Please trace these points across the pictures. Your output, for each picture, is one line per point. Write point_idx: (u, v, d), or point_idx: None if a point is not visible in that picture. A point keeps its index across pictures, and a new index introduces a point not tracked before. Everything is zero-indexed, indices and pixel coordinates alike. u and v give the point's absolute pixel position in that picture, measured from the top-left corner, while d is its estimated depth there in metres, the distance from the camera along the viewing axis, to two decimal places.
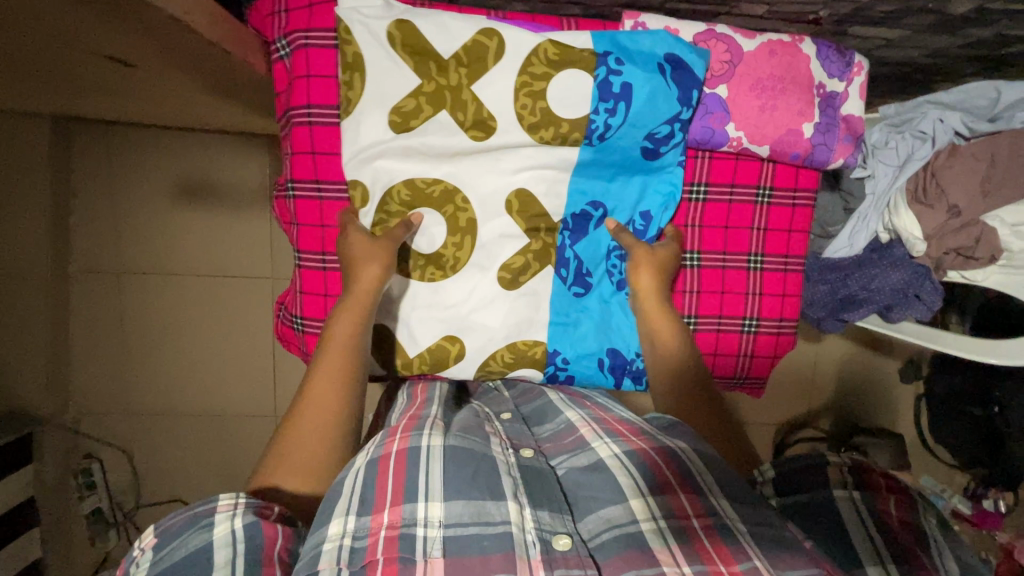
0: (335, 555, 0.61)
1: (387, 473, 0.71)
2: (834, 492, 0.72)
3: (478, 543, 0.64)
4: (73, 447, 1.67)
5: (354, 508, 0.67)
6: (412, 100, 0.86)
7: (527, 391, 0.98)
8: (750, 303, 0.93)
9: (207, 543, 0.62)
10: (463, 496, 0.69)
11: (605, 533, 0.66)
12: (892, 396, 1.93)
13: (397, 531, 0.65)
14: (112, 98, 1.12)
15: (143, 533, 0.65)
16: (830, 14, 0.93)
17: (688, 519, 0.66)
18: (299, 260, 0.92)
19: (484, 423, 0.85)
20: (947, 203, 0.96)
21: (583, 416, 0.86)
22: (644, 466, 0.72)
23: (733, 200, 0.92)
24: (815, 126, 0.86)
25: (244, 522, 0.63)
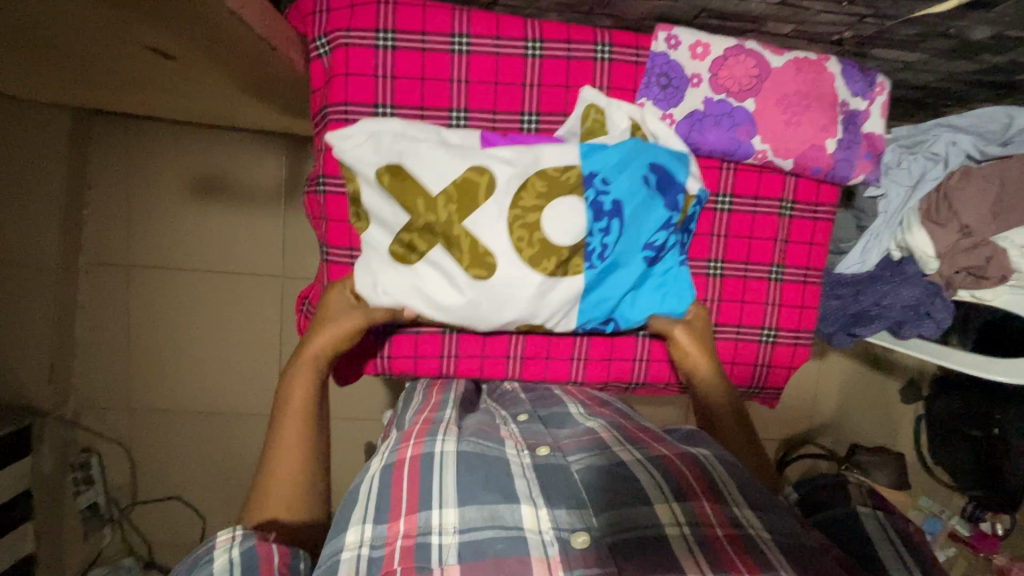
0: (355, 564, 0.63)
1: (402, 480, 0.72)
2: (858, 507, 0.74)
3: (493, 547, 0.64)
4: (72, 441, 1.65)
5: (371, 516, 0.68)
6: (408, 231, 0.80)
7: (545, 396, 0.98)
8: (769, 313, 0.91)
9: (205, 574, 0.60)
10: (477, 501, 0.69)
11: (627, 533, 0.66)
12: (893, 415, 1.95)
13: (413, 540, 0.64)
14: (139, 90, 1.13)
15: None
16: (853, 36, 0.96)
17: (712, 526, 0.65)
18: (328, 255, 0.89)
19: (500, 426, 0.86)
20: (959, 223, 0.98)
21: (602, 423, 0.86)
22: (669, 472, 0.73)
23: (756, 211, 0.88)
24: (837, 142, 0.85)
25: (242, 550, 0.62)
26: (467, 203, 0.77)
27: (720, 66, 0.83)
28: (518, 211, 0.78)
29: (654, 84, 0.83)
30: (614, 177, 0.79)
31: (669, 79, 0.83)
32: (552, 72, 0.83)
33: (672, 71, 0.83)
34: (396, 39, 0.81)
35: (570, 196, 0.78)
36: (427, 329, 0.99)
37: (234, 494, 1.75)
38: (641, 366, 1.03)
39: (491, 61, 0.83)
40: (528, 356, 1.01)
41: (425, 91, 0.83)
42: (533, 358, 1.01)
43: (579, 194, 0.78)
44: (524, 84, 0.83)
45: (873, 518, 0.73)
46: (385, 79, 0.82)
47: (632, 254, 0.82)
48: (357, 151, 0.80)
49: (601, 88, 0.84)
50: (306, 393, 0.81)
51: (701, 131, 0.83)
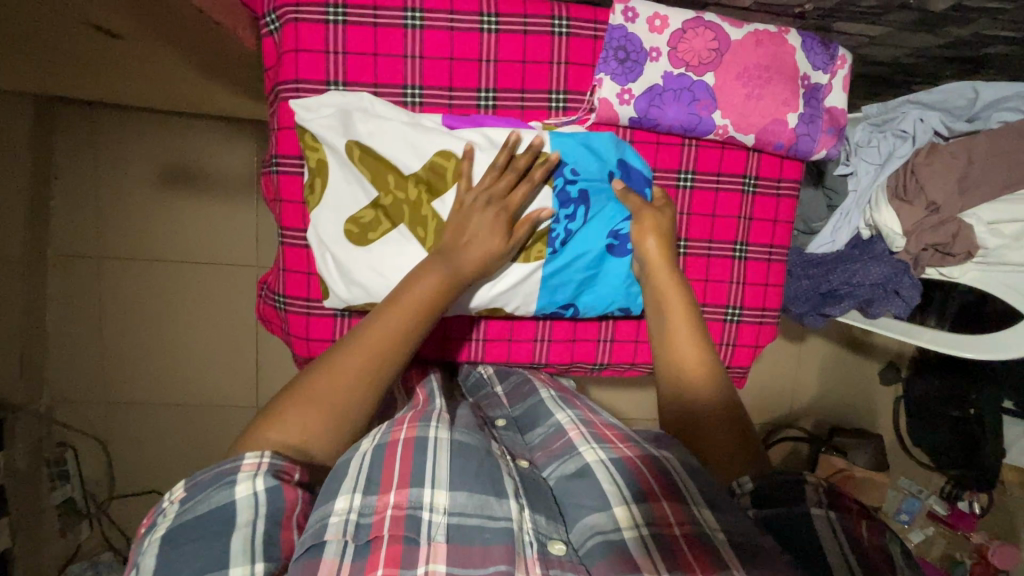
0: (343, 528, 0.60)
1: (394, 458, 0.68)
2: (811, 510, 0.68)
3: (480, 536, 0.64)
4: (47, 436, 1.63)
5: (361, 484, 0.65)
6: (371, 211, 0.81)
7: (519, 385, 0.98)
8: (733, 292, 0.89)
9: (229, 502, 0.60)
10: (468, 487, 0.67)
11: (590, 540, 0.67)
12: (873, 397, 1.96)
13: (403, 511, 0.63)
14: (100, 73, 1.10)
15: (175, 484, 0.64)
16: (816, 9, 0.95)
17: (670, 526, 0.66)
18: (282, 236, 0.85)
19: (483, 424, 0.84)
20: (926, 199, 0.98)
21: (571, 417, 0.86)
22: (629, 475, 0.73)
23: (719, 189, 0.86)
24: (799, 116, 0.82)
25: (265, 486, 0.61)
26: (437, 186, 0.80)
27: (679, 39, 0.80)
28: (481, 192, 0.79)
29: (611, 58, 0.81)
30: (583, 167, 0.82)
31: (627, 52, 0.80)
32: (509, 45, 0.82)
33: (630, 43, 0.80)
34: (347, 14, 0.79)
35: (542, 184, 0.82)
36: None
37: None
38: (605, 347, 1.03)
39: (445, 36, 0.81)
40: (492, 336, 1.00)
41: (379, 67, 0.81)
42: (496, 340, 1.00)
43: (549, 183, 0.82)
44: (481, 59, 0.82)
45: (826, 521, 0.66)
46: (337, 55, 0.79)
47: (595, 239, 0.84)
48: (325, 124, 0.79)
49: (559, 63, 0.83)
50: (389, 334, 0.73)
51: (660, 106, 0.81)
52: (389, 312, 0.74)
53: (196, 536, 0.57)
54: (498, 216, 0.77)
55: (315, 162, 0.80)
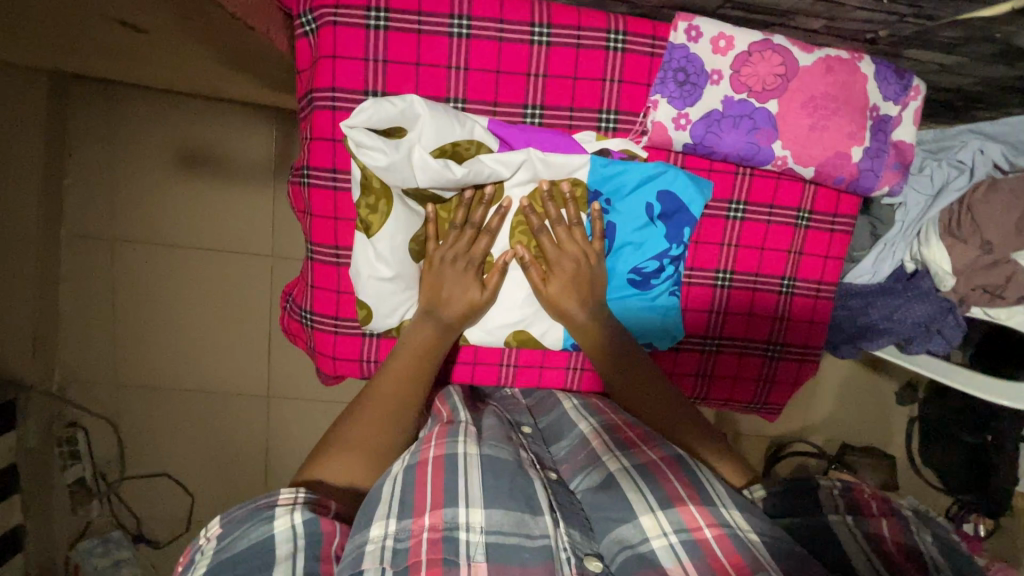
0: (379, 556, 0.55)
1: (426, 476, 0.64)
2: (829, 516, 0.68)
3: (519, 555, 0.57)
4: (59, 414, 1.62)
5: (395, 510, 0.60)
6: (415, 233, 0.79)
7: (544, 401, 0.93)
8: (776, 328, 0.86)
9: (268, 536, 0.56)
10: (504, 505, 0.62)
11: (619, 555, 0.62)
12: (887, 417, 1.93)
13: (439, 533, 0.58)
14: (118, 56, 1.05)
15: (208, 522, 0.61)
16: (889, 34, 0.89)
17: (699, 530, 0.61)
18: (311, 252, 0.82)
19: (511, 434, 0.79)
20: (981, 239, 0.92)
21: (593, 426, 0.80)
22: (655, 482, 0.68)
23: (771, 221, 0.82)
24: (864, 150, 0.78)
25: (303, 518, 0.58)
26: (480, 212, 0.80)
27: (743, 62, 0.75)
28: (524, 219, 0.81)
29: (670, 79, 0.76)
30: (618, 199, 0.80)
31: (686, 74, 0.76)
32: (560, 59, 0.76)
33: (690, 64, 0.75)
34: (389, 18, 0.73)
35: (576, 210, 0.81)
36: None
37: (221, 472, 1.73)
38: None
39: (493, 47, 0.75)
40: (523, 361, 0.93)
41: (420, 78, 0.76)
42: (527, 367, 0.94)
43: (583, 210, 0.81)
44: (529, 73, 0.77)
45: (844, 524, 0.66)
46: (376, 63, 0.74)
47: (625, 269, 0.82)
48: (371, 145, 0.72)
49: (612, 81, 0.77)
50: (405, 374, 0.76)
51: (718, 132, 0.76)
52: (399, 356, 0.77)
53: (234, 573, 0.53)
54: (468, 270, 0.79)
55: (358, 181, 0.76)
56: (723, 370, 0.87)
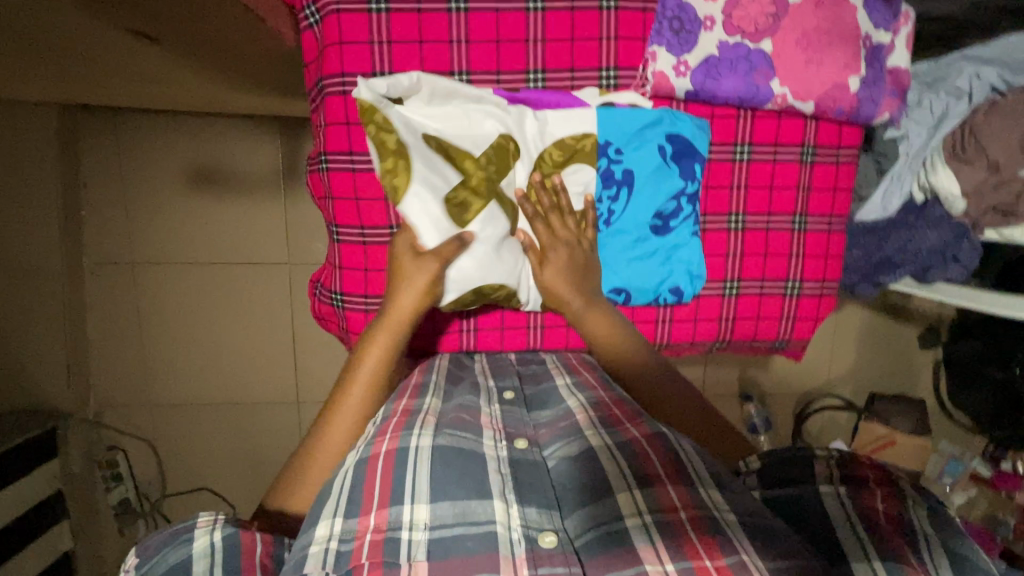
0: (322, 560, 0.57)
1: (375, 476, 0.64)
2: (821, 488, 0.72)
3: (463, 545, 0.58)
4: (98, 439, 1.67)
5: (342, 509, 0.62)
6: (459, 192, 0.77)
7: (537, 372, 0.93)
8: (793, 265, 0.87)
9: (186, 556, 0.60)
10: (449, 497, 0.62)
11: (591, 532, 0.61)
12: (913, 362, 1.92)
13: (382, 534, 0.59)
14: (120, 80, 1.08)
15: (125, 554, 0.64)
16: None
17: (675, 513, 0.61)
18: (336, 235, 0.80)
19: (479, 409, 0.78)
20: (988, 159, 0.93)
21: (580, 401, 0.79)
22: (635, 459, 0.67)
23: (776, 160, 0.84)
24: (860, 79, 0.78)
25: (223, 535, 0.62)
26: (506, 167, 0.79)
27: (733, 6, 0.77)
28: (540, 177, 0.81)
29: (666, 28, 0.77)
30: (628, 148, 0.81)
31: (681, 22, 0.77)
32: (557, 23, 0.78)
33: (684, 13, 0.77)
34: (390, 1, 0.75)
35: (586, 165, 0.81)
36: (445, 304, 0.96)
37: (259, 480, 1.77)
38: None
39: (491, 18, 0.78)
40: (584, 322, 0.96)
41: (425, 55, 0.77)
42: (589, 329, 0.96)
43: (591, 164, 0.81)
44: (528, 39, 0.79)
45: (835, 497, 0.70)
46: (382, 45, 0.76)
47: (639, 215, 0.83)
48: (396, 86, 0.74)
49: (609, 39, 0.79)
50: (376, 369, 0.77)
51: (716, 77, 0.78)
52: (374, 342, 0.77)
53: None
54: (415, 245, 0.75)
55: (392, 143, 0.73)
56: (745, 312, 0.88)
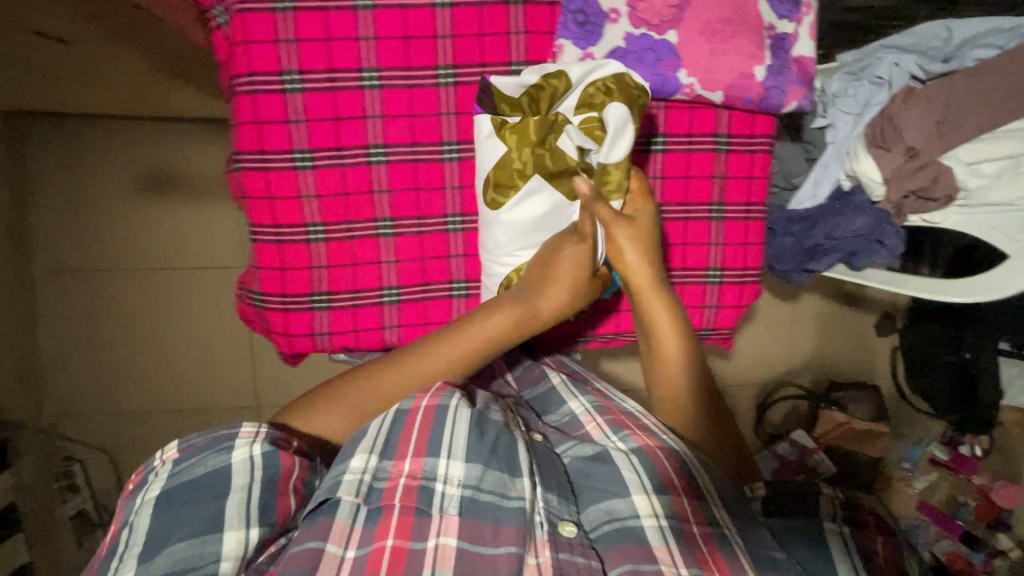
0: (356, 488, 0.65)
1: (414, 426, 0.70)
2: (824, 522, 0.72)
3: (494, 512, 0.67)
4: (53, 450, 1.64)
5: (378, 448, 0.68)
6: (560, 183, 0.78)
7: (529, 372, 1.02)
8: (713, 254, 0.88)
9: (226, 464, 0.64)
10: (484, 460, 0.69)
11: (606, 525, 0.70)
12: (870, 349, 1.96)
13: (417, 481, 0.67)
14: (57, 85, 1.06)
15: (166, 445, 0.67)
16: None
17: (687, 523, 0.69)
18: (253, 234, 0.80)
19: (497, 400, 0.86)
20: (905, 145, 0.96)
21: (586, 406, 0.88)
22: (649, 463, 0.74)
23: (691, 150, 0.84)
24: (766, 68, 0.80)
25: (262, 450, 0.65)
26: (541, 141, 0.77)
27: None
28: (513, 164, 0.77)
29: (571, 22, 0.76)
30: None
31: (586, 15, 0.77)
32: (465, 18, 0.76)
33: (588, 7, 0.77)
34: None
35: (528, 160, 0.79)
36: (366, 298, 0.83)
37: None
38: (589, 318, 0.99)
39: (398, 15, 0.75)
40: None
41: (332, 53, 0.75)
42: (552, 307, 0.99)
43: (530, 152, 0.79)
44: (436, 35, 0.76)
45: (838, 537, 0.70)
46: (289, 44, 0.74)
47: None
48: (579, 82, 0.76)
49: (518, 33, 0.78)
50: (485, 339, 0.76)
51: (624, 69, 0.78)
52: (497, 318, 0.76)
53: (194, 497, 0.62)
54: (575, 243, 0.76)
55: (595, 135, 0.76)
56: None
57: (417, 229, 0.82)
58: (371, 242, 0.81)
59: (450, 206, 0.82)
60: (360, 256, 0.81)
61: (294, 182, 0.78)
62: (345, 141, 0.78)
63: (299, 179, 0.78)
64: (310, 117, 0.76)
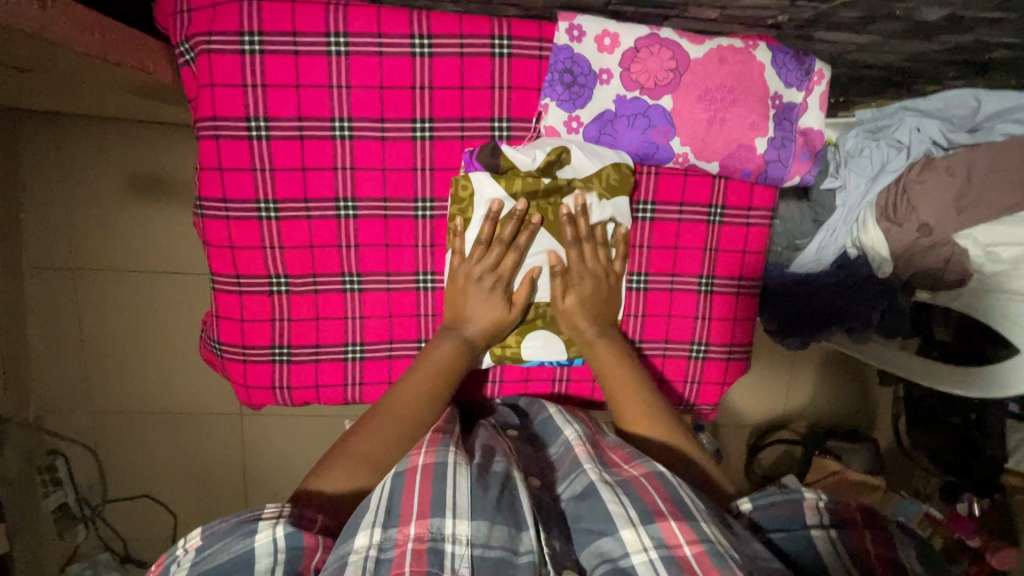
0: (362, 565, 0.54)
1: (415, 486, 0.61)
2: (812, 531, 0.70)
3: (508, 571, 0.55)
4: (38, 444, 1.64)
5: (381, 518, 0.58)
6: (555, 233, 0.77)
7: (532, 405, 0.88)
8: (698, 328, 0.84)
9: (248, 551, 0.55)
10: (490, 517, 0.59)
11: (598, 568, 0.58)
12: (871, 397, 1.89)
13: (425, 543, 0.56)
14: (39, 95, 1.03)
15: (192, 531, 0.60)
16: (791, 18, 0.90)
17: (679, 547, 0.57)
18: (213, 282, 0.76)
19: (498, 442, 0.76)
20: (917, 221, 0.88)
21: (574, 432, 0.76)
22: (634, 494, 0.63)
23: (682, 219, 0.81)
24: (768, 141, 0.75)
25: (286, 531, 0.56)
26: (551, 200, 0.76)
27: (632, 59, 0.73)
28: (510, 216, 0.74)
29: (557, 82, 0.73)
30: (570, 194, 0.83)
31: (574, 75, 0.72)
32: (445, 71, 0.72)
33: (576, 66, 0.72)
34: (264, 42, 0.69)
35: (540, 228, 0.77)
36: (328, 353, 0.79)
37: (204, 489, 1.76)
38: (561, 384, 0.92)
39: (373, 64, 0.71)
40: (507, 375, 0.91)
41: (302, 101, 0.71)
42: (512, 383, 0.91)
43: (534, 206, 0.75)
44: (413, 87, 0.72)
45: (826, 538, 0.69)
46: (255, 89, 0.70)
47: None
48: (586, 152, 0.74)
49: (501, 88, 0.74)
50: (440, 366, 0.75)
51: (612, 133, 0.75)
52: (441, 344, 0.77)
53: None
54: (495, 288, 0.76)
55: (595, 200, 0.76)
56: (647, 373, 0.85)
57: (384, 286, 0.78)
58: (335, 297, 0.77)
59: (421, 265, 0.78)
60: (323, 311, 0.77)
61: (257, 232, 0.74)
62: (312, 194, 0.74)
63: (263, 229, 0.74)
64: (276, 166, 0.72)
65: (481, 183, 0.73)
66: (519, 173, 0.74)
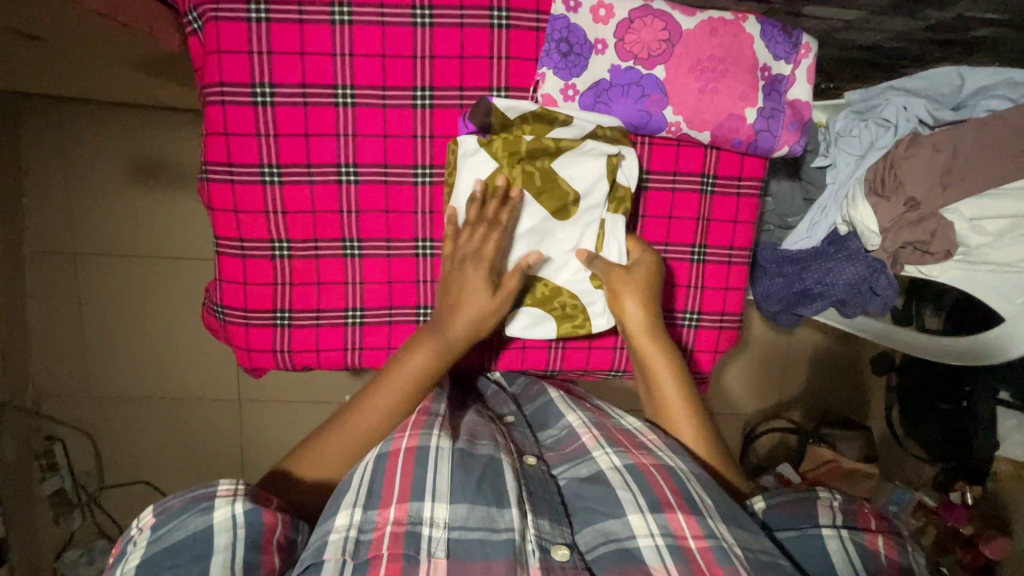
0: (341, 547, 0.57)
1: (397, 469, 0.64)
2: (823, 529, 0.72)
3: (482, 549, 0.58)
4: (35, 429, 1.65)
5: (361, 499, 0.61)
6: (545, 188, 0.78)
7: (530, 387, 0.91)
8: (691, 296, 0.87)
9: (206, 526, 0.58)
10: (470, 499, 0.62)
11: (603, 546, 0.63)
12: (863, 387, 1.92)
13: (403, 527, 0.59)
14: (46, 72, 1.05)
15: (143, 511, 0.62)
16: None
17: (685, 539, 0.61)
18: (217, 246, 0.78)
19: (490, 424, 0.78)
20: (905, 195, 0.90)
21: (583, 419, 0.79)
22: (644, 483, 0.67)
23: (676, 188, 0.83)
24: (758, 111, 0.78)
25: (244, 507, 0.60)
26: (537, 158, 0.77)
27: (626, 29, 0.76)
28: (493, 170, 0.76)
29: (554, 51, 0.75)
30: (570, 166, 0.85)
31: (570, 45, 0.75)
32: (445, 39, 0.74)
33: (572, 35, 0.75)
34: (270, 9, 0.71)
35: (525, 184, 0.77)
36: (329, 318, 0.81)
37: (201, 475, 1.76)
38: (557, 352, 0.91)
39: (376, 33, 0.73)
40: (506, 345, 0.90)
41: (306, 67, 0.73)
42: (510, 351, 0.91)
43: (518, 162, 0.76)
44: (415, 55, 0.74)
45: (837, 537, 0.70)
46: (261, 55, 0.72)
47: None
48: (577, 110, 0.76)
49: (499, 58, 0.76)
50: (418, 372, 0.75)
51: (607, 102, 0.77)
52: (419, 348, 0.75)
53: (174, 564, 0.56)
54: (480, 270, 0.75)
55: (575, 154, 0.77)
56: None
57: (385, 252, 0.80)
58: (336, 262, 0.79)
59: (420, 231, 0.80)
60: (324, 276, 0.79)
61: (260, 196, 0.76)
62: (315, 158, 0.76)
63: (266, 194, 0.76)
64: (279, 131, 0.74)
65: (466, 147, 0.75)
66: (511, 132, 0.76)
